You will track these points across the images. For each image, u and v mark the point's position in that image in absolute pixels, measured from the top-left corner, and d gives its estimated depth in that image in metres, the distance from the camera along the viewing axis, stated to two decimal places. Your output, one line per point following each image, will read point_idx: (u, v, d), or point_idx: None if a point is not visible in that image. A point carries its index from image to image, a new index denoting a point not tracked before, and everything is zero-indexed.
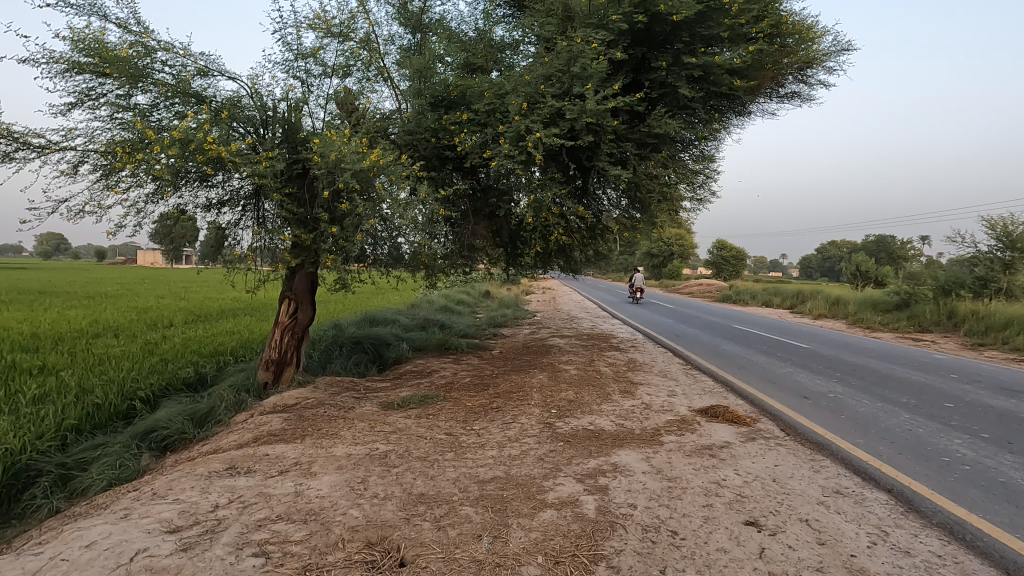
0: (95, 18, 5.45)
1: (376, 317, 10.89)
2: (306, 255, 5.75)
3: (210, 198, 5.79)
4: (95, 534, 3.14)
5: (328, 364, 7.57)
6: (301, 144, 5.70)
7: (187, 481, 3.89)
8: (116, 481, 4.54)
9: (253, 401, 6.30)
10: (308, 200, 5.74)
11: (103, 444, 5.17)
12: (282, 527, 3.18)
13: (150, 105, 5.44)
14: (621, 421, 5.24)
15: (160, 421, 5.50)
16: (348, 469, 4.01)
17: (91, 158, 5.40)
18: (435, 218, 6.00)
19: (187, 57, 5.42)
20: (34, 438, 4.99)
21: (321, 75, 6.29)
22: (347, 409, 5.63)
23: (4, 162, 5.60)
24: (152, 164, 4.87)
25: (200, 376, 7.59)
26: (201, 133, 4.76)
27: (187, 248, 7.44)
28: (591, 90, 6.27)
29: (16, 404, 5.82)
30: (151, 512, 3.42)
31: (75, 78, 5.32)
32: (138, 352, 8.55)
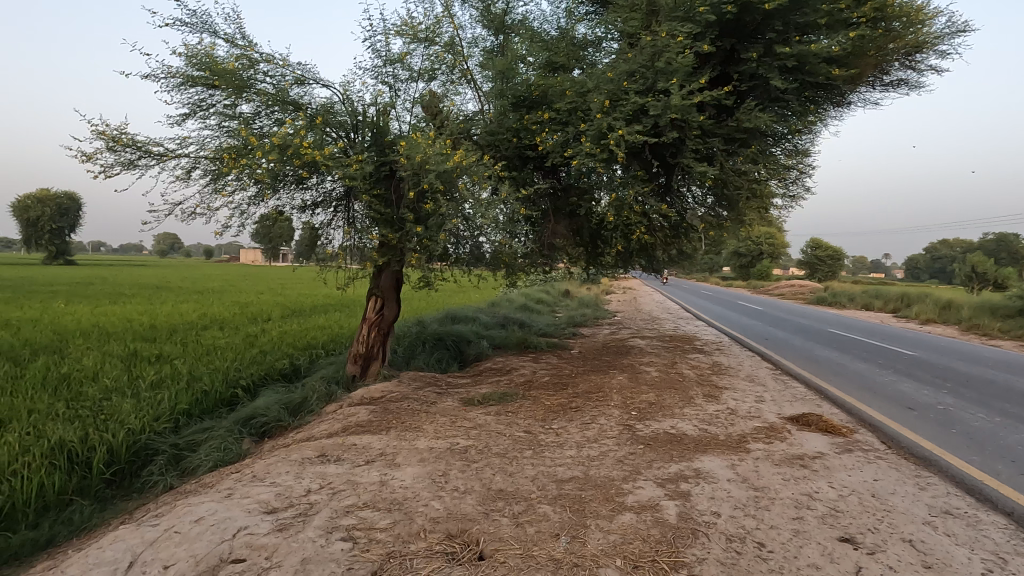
0: (206, 34, 5.89)
1: (457, 315, 11.11)
2: (393, 253, 5.96)
3: (305, 200, 6.13)
4: (203, 510, 3.41)
5: (411, 359, 7.82)
6: (388, 146, 5.92)
7: (283, 466, 4.15)
8: (221, 463, 4.91)
9: (342, 393, 6.61)
10: (395, 201, 5.94)
11: (210, 428, 5.59)
12: (368, 514, 3.32)
13: (253, 114, 5.82)
14: (704, 426, 5.07)
15: (259, 409, 5.89)
16: (430, 462, 4.13)
17: (202, 163, 5.85)
18: (516, 218, 6.04)
19: (286, 67, 5.76)
20: (152, 420, 5.49)
21: (408, 80, 6.50)
22: (429, 404, 5.79)
23: (129, 169, 6.18)
24: (254, 169, 5.21)
25: (294, 367, 8.04)
26: (298, 139, 5.05)
27: (284, 248, 7.91)
28: (676, 85, 6.10)
29: (137, 389, 6.42)
30: (251, 493, 3.67)
31: (189, 90, 5.78)
32: (240, 343, 9.21)
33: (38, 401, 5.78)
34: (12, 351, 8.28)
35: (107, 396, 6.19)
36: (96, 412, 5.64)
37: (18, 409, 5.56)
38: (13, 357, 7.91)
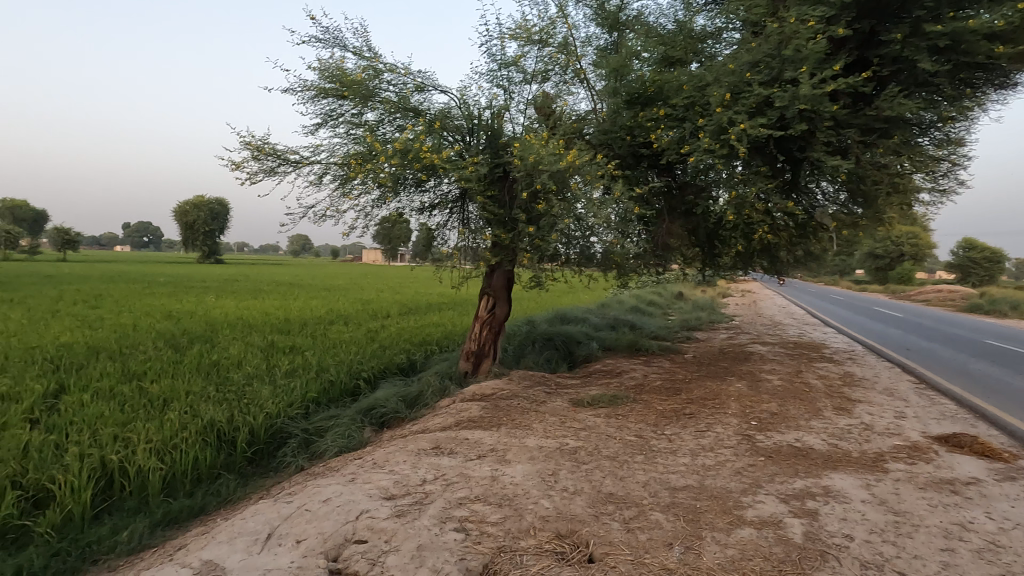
0: (337, 49, 6.32)
1: (567, 316, 11.10)
2: (505, 253, 6.06)
3: (423, 202, 6.39)
4: (330, 492, 3.66)
5: (522, 358, 7.92)
6: (502, 148, 6.03)
7: (401, 455, 4.36)
8: (345, 449, 5.26)
9: (455, 388, 6.83)
10: (508, 202, 6.03)
11: (335, 416, 6.00)
12: (480, 508, 3.40)
13: (377, 121, 6.16)
14: (834, 441, 4.68)
15: (379, 400, 6.24)
16: (539, 460, 4.15)
17: (332, 169, 6.28)
18: (629, 217, 5.91)
19: (408, 75, 6.04)
20: (286, 406, 5.99)
21: (522, 82, 6.58)
22: (539, 403, 5.83)
23: (270, 175, 6.79)
24: (378, 173, 5.51)
25: (411, 362, 8.43)
26: (418, 143, 5.28)
27: (402, 248, 8.33)
28: (806, 74, 5.69)
29: (274, 377, 7.04)
30: (372, 478, 3.89)
31: (322, 101, 6.23)
32: (363, 338, 9.80)
33: (193, 384, 6.51)
34: (174, 339, 9.39)
35: (249, 382, 6.85)
36: (240, 396, 6.25)
37: (178, 390, 6.29)
38: (175, 344, 8.97)
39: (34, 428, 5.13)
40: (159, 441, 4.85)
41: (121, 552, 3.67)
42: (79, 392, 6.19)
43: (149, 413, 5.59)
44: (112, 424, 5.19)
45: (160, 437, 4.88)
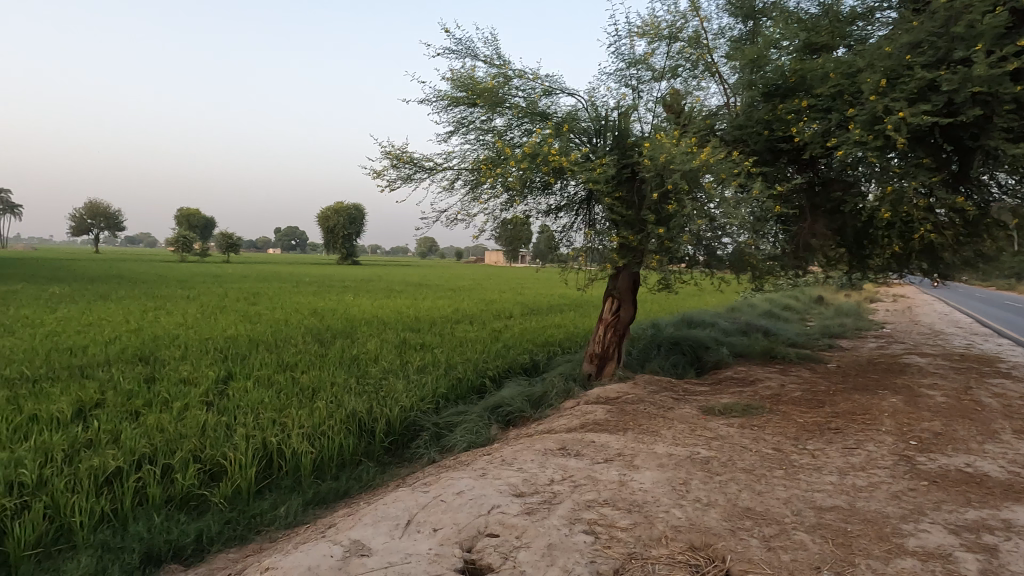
0: (469, 58, 6.58)
1: (694, 319, 10.69)
2: (633, 255, 5.96)
3: (550, 204, 6.46)
4: (463, 484, 3.82)
5: (646, 362, 7.76)
6: (630, 148, 5.93)
7: (528, 454, 4.44)
8: (473, 445, 5.45)
9: (579, 390, 6.84)
10: (636, 203, 5.93)
11: (464, 412, 6.24)
12: (609, 511, 3.38)
13: (506, 126, 6.32)
14: (1015, 468, 4.10)
15: (505, 398, 6.39)
16: (669, 468, 4.04)
17: (463, 174, 6.53)
18: (767, 216, 5.57)
19: (537, 80, 6.13)
20: (419, 401, 6.31)
21: (651, 80, 6.44)
22: (667, 409, 5.67)
23: (407, 182, 7.20)
24: (507, 177, 5.64)
25: (534, 362, 8.54)
26: (547, 147, 5.34)
27: (524, 249, 8.46)
28: (981, 52, 5.04)
29: (407, 372, 7.46)
30: (501, 474, 4.00)
31: (454, 110, 6.50)
32: (488, 337, 10.10)
33: (337, 376, 7.08)
34: (320, 334, 10.26)
35: (385, 376, 7.32)
36: (378, 389, 6.69)
37: (325, 381, 6.87)
38: (320, 338, 9.80)
39: (209, 409, 5.84)
40: (310, 427, 5.31)
41: (280, 526, 4.08)
42: (244, 379, 6.96)
43: (301, 401, 6.15)
44: (271, 410, 5.77)
45: (311, 423, 5.35)
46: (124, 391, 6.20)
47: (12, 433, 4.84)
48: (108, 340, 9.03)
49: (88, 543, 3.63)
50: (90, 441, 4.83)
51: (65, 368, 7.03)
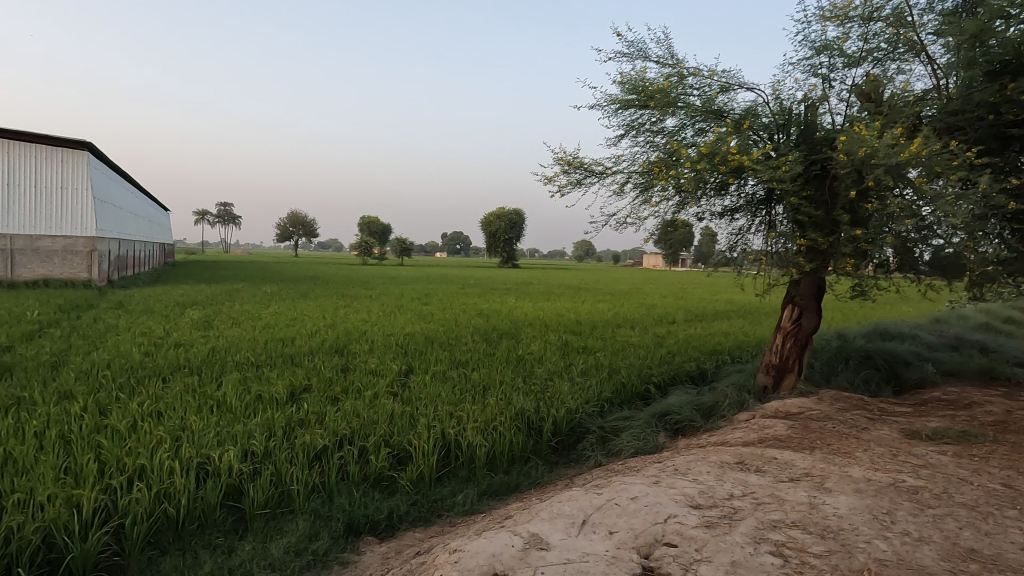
0: (640, 60, 6.51)
1: (887, 331, 9.54)
2: (822, 259, 5.48)
3: (726, 206, 6.16)
4: (636, 490, 3.78)
5: (832, 377, 7.08)
6: (820, 143, 5.46)
7: (703, 465, 4.28)
8: (641, 451, 5.37)
9: (754, 402, 6.43)
10: (827, 202, 5.44)
11: (630, 417, 6.15)
12: (799, 535, 3.14)
13: (678, 127, 6.16)
14: None
15: (673, 406, 6.21)
16: (868, 495, 3.65)
17: (633, 177, 6.47)
18: (994, 213, 4.81)
19: (713, 77, 5.90)
20: (584, 403, 6.36)
21: (844, 67, 5.89)
22: (860, 429, 5.13)
23: (576, 187, 7.31)
24: (681, 178, 5.49)
25: (701, 370, 8.18)
26: (725, 145, 5.10)
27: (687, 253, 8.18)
28: None
29: (571, 374, 7.57)
30: (675, 484, 3.90)
31: (625, 113, 6.47)
32: (650, 343, 9.88)
33: (505, 375, 7.39)
34: (487, 334, 10.79)
35: (550, 377, 7.49)
36: (544, 389, 6.87)
37: (494, 379, 7.21)
38: (487, 338, 10.29)
39: (395, 399, 6.41)
40: (483, 422, 5.59)
41: (459, 512, 4.30)
42: (423, 373, 7.54)
43: (473, 396, 6.51)
44: (448, 403, 6.18)
45: (484, 418, 5.64)
46: (325, 378, 7.03)
47: (244, 409, 5.71)
48: (310, 333, 10.30)
49: (303, 509, 4.12)
50: (302, 420, 5.53)
51: (279, 356, 8.15)
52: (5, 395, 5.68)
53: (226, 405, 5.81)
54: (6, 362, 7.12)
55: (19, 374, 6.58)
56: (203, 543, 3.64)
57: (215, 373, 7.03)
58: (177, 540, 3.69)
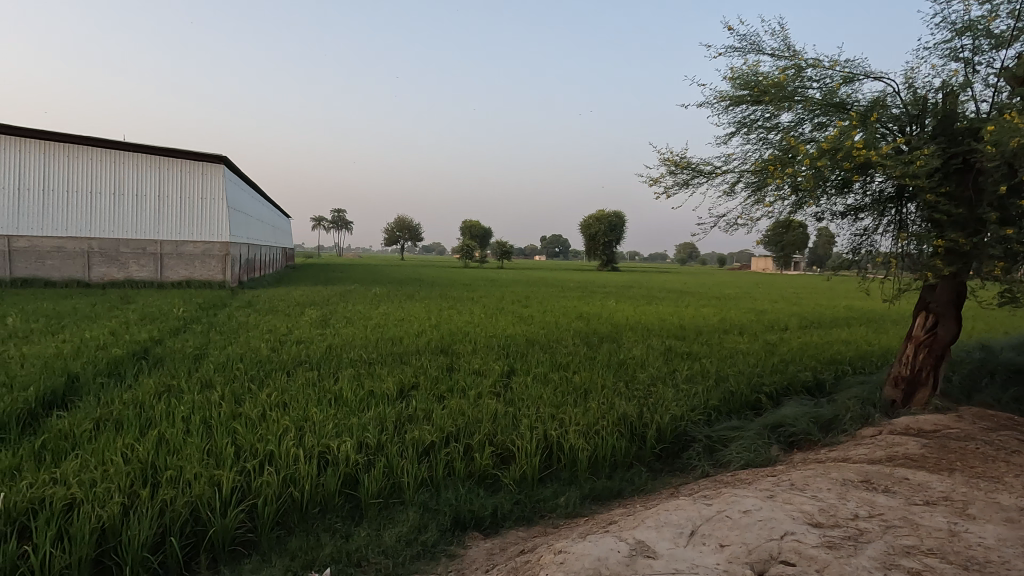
0: (754, 54, 6.23)
1: None
2: (963, 262, 4.98)
3: (849, 205, 5.75)
4: (749, 504, 3.62)
5: (974, 393, 6.38)
6: (962, 134, 4.96)
7: (823, 482, 4.01)
8: (752, 463, 5.12)
9: (880, 418, 5.93)
10: (969, 199, 4.93)
11: (739, 427, 5.86)
12: (937, 563, 2.86)
13: (795, 122, 5.83)
14: None
15: (787, 417, 5.87)
16: (1021, 525, 3.26)
17: (745, 177, 6.20)
18: None
19: (835, 68, 5.54)
20: (689, 411, 6.16)
21: (990, 49, 5.32)
22: (1010, 452, 4.59)
23: (682, 188, 7.12)
24: (799, 176, 5.19)
25: (818, 381, 7.65)
26: (849, 140, 4.77)
27: (799, 256, 7.72)
28: None
29: (676, 380, 7.35)
30: (792, 499, 3.68)
31: (736, 110, 6.22)
32: (761, 350, 9.39)
33: (607, 379, 7.32)
34: (587, 337, 10.74)
35: (653, 383, 7.32)
36: (647, 395, 6.73)
37: (595, 383, 7.15)
38: (588, 341, 10.24)
39: (498, 399, 6.54)
40: (585, 425, 5.57)
41: (561, 514, 4.29)
42: (525, 374, 7.64)
43: (575, 399, 6.50)
44: (549, 405, 6.21)
45: (586, 422, 5.62)
46: (432, 377, 7.31)
47: (359, 403, 6.06)
48: (417, 332, 10.74)
49: (413, 501, 4.29)
50: (411, 416, 5.78)
51: (389, 354, 8.57)
52: (158, 382, 6.41)
53: (342, 399, 6.19)
54: (158, 354, 8.03)
55: (169, 364, 7.39)
56: (324, 527, 3.90)
57: (332, 369, 7.52)
58: (301, 521, 3.98)
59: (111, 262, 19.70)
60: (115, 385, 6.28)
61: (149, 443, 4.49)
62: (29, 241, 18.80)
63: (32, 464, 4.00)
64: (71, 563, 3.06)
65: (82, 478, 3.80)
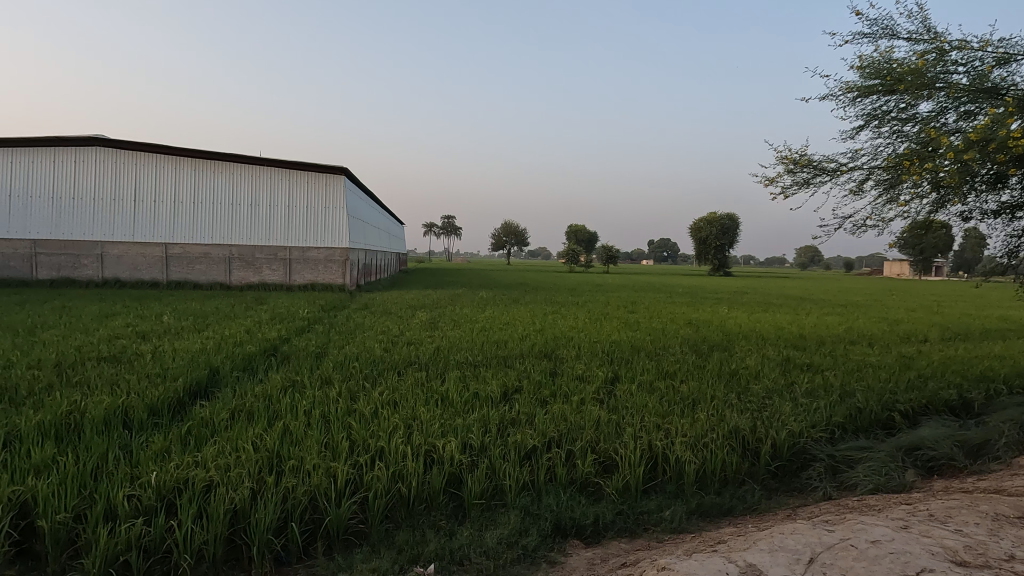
0: (886, 39, 5.71)
1: None
2: None
3: (1004, 202, 5.10)
4: (878, 533, 3.28)
5: None
6: None
7: (970, 515, 3.55)
8: (882, 488, 4.65)
9: None
10: None
11: (867, 447, 5.34)
12: None
13: (937, 111, 5.27)
14: None
15: (925, 439, 5.27)
16: None
17: (876, 174, 5.68)
18: None
19: (985, 49, 4.95)
20: (809, 427, 5.71)
21: None
22: None
23: (804, 187, 6.67)
24: (940, 172, 4.67)
25: (965, 400, 6.80)
26: (1003, 128, 4.22)
27: (940, 259, 6.95)
28: None
29: (794, 394, 6.85)
30: (931, 532, 3.29)
31: (865, 101, 5.73)
32: (894, 363, 8.55)
33: (717, 389, 6.96)
34: (696, 345, 10.30)
35: (768, 396, 6.86)
36: (761, 408, 6.33)
37: (704, 393, 6.84)
38: (697, 349, 9.83)
39: (601, 406, 6.43)
40: (693, 437, 5.33)
41: (666, 528, 4.10)
42: (629, 382, 7.46)
43: (682, 409, 6.25)
44: (654, 414, 6.02)
45: (693, 433, 5.38)
46: (535, 381, 7.34)
47: (464, 405, 6.21)
48: (521, 337, 10.85)
49: (514, 504, 4.31)
50: (514, 419, 5.84)
51: (493, 357, 8.72)
52: (285, 378, 6.95)
53: (449, 399, 6.39)
54: (286, 351, 8.72)
55: (295, 361, 8.02)
56: (428, 524, 4.02)
57: (440, 370, 7.78)
58: (408, 517, 4.13)
59: (248, 267, 21.70)
60: (249, 379, 6.89)
61: (276, 433, 4.87)
62: (182, 248, 21.20)
63: (179, 447, 4.48)
64: (208, 538, 3.37)
65: (219, 462, 4.18)
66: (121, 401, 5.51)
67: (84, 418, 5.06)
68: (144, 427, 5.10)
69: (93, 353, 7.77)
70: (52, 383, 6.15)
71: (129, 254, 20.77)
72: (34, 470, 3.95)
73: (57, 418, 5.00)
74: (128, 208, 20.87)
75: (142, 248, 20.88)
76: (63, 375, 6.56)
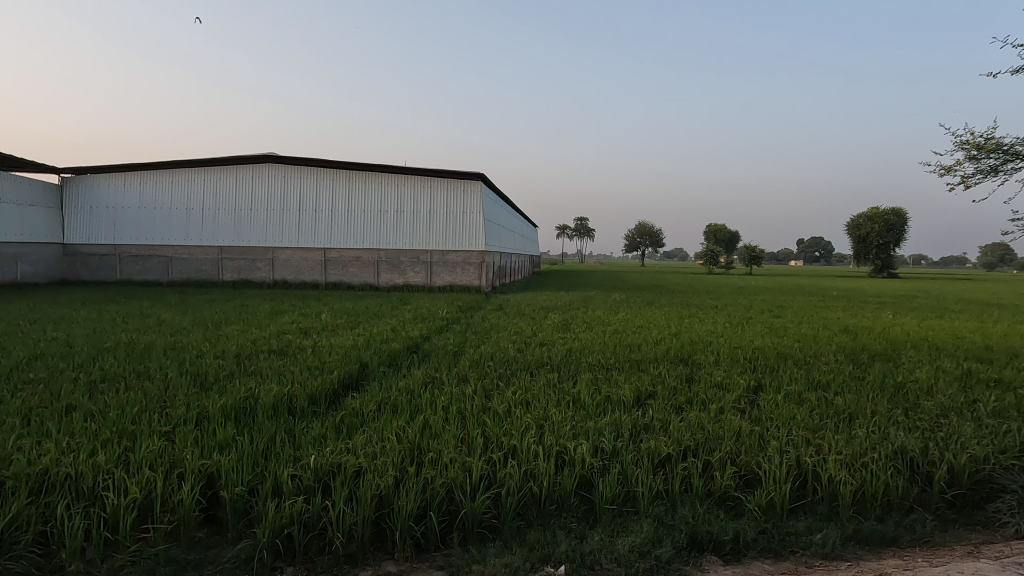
0: None
1: None
2: None
3: None
4: None
5: None
6: None
7: None
8: None
9: None
10: None
11: None
12: None
13: None
14: None
15: None
16: None
17: None
18: None
19: None
20: (997, 452, 4.92)
21: None
22: None
23: (993, 175, 5.83)
24: None
25: None
26: None
27: None
28: None
29: (977, 413, 5.96)
30: None
31: None
32: None
33: (880, 403, 6.26)
34: (855, 354, 9.33)
35: (944, 414, 6.02)
36: (935, 429, 5.58)
37: (863, 408, 6.17)
38: (855, 359, 8.91)
39: (742, 416, 6.04)
40: (849, 455, 4.83)
41: (816, 554, 3.73)
42: (775, 392, 6.93)
43: (837, 424, 5.69)
44: (804, 428, 5.54)
45: (850, 451, 4.88)
46: (669, 387, 7.09)
47: (595, 408, 6.16)
48: (655, 340, 10.54)
49: (648, 512, 4.17)
50: (647, 425, 5.67)
51: (626, 361, 8.55)
52: (425, 374, 7.35)
53: (581, 401, 6.37)
54: (427, 349, 9.23)
55: (434, 358, 8.47)
56: (560, 525, 4.03)
57: (572, 372, 7.79)
58: (540, 516, 4.16)
59: (394, 270, 23.29)
60: (394, 374, 7.38)
61: (416, 426, 5.17)
62: (338, 253, 23.25)
63: (334, 435, 4.91)
64: (358, 519, 3.64)
65: (367, 450, 4.52)
66: (286, 390, 6.16)
67: (257, 403, 5.72)
68: (305, 414, 5.65)
69: (265, 346, 8.76)
70: (233, 372, 7.03)
71: (295, 258, 23.20)
72: (218, 447, 4.53)
73: (237, 402, 5.70)
74: (293, 217, 23.37)
75: (305, 253, 23.22)
76: (241, 365, 7.48)
